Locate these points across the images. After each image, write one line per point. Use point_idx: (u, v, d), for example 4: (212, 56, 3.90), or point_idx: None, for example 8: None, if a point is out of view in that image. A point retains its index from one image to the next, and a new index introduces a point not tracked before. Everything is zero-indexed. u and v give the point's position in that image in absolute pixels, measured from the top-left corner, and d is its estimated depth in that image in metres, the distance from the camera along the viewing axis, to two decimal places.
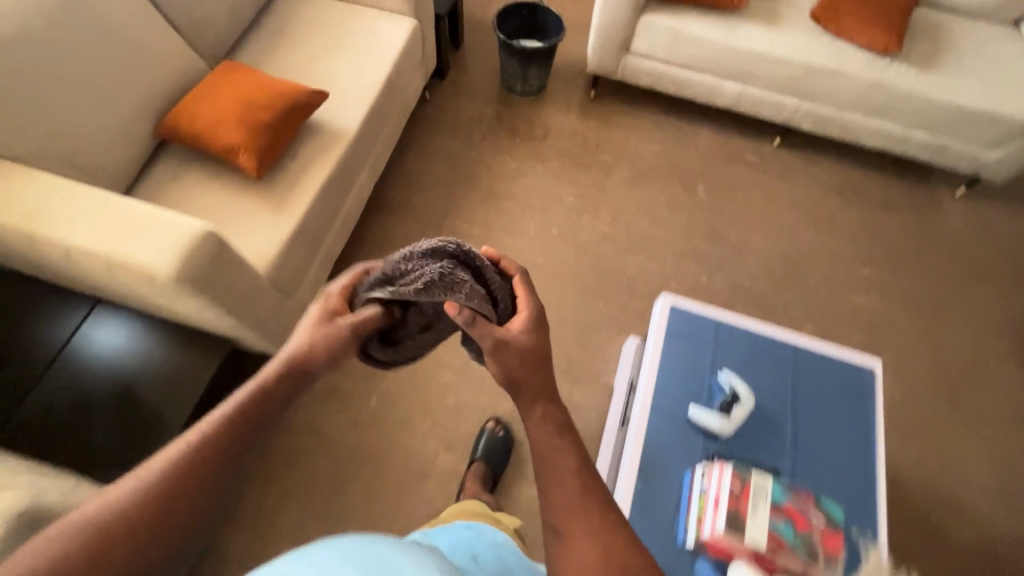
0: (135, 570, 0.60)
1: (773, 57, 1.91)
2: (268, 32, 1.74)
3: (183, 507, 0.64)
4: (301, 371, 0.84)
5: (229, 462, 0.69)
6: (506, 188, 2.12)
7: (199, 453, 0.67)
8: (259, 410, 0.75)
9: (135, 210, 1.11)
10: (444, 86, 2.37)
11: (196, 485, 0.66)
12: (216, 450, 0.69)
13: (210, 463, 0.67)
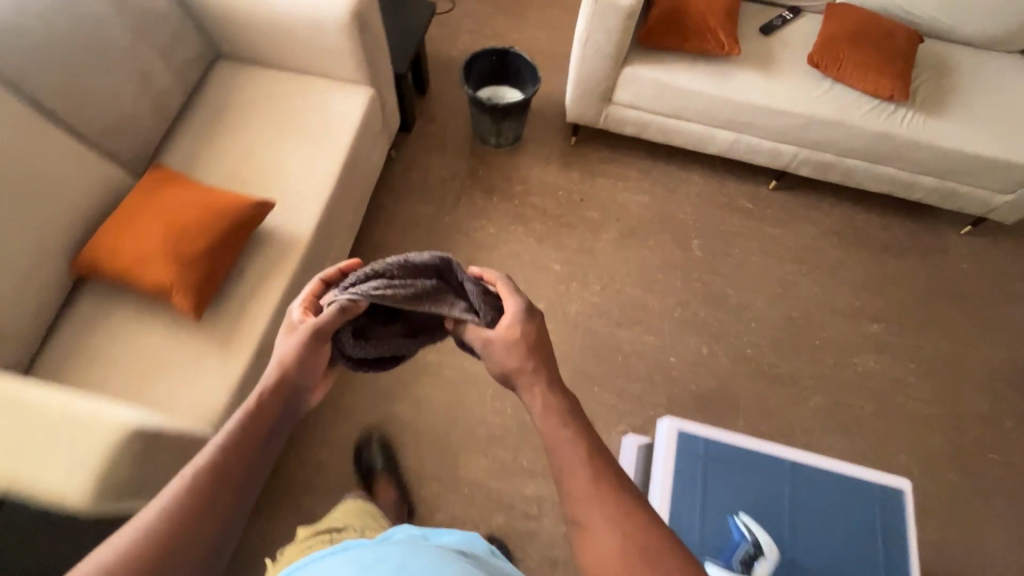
0: None
1: (769, 108, 1.75)
2: (203, 118, 1.53)
3: (186, 547, 0.70)
4: (282, 398, 0.89)
5: (220, 500, 0.75)
6: (486, 258, 1.95)
7: (194, 493, 0.74)
8: (247, 441, 0.81)
9: (48, 413, 0.94)
10: (411, 140, 2.16)
11: (200, 520, 0.72)
12: (210, 486, 0.75)
13: (207, 501, 0.74)
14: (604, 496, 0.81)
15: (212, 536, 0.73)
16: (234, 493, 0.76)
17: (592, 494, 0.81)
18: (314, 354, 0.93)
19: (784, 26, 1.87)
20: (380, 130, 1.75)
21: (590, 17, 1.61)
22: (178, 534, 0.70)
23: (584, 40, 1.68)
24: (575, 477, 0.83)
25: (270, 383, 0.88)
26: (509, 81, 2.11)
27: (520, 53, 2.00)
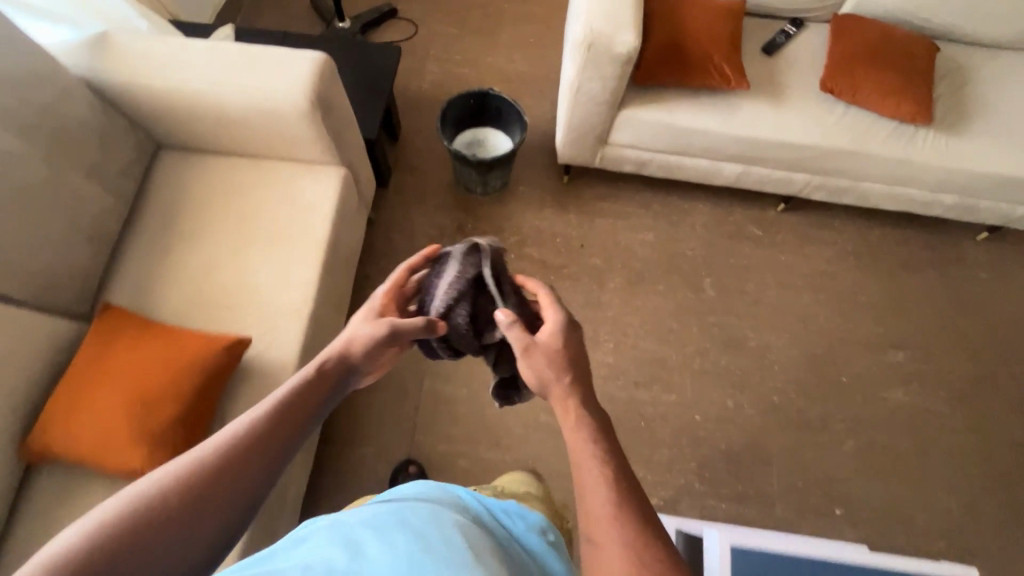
0: (184, 523, 0.65)
1: (781, 141, 1.60)
2: (153, 231, 1.32)
3: (234, 484, 0.71)
4: (335, 373, 0.93)
5: (272, 450, 0.77)
6: None
7: (243, 443, 0.75)
8: (297, 407, 0.84)
9: None
10: (389, 197, 1.97)
11: (244, 471, 0.73)
12: (266, 434, 0.78)
13: (252, 452, 0.75)
14: (620, 525, 0.76)
15: (248, 491, 0.72)
16: (277, 455, 0.77)
17: (606, 515, 0.77)
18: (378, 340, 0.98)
19: (788, 42, 1.71)
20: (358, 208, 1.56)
21: (583, 65, 1.42)
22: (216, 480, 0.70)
23: (575, 89, 1.50)
24: (593, 500, 0.79)
25: (332, 355, 0.93)
26: (493, 122, 1.92)
27: (503, 95, 1.81)
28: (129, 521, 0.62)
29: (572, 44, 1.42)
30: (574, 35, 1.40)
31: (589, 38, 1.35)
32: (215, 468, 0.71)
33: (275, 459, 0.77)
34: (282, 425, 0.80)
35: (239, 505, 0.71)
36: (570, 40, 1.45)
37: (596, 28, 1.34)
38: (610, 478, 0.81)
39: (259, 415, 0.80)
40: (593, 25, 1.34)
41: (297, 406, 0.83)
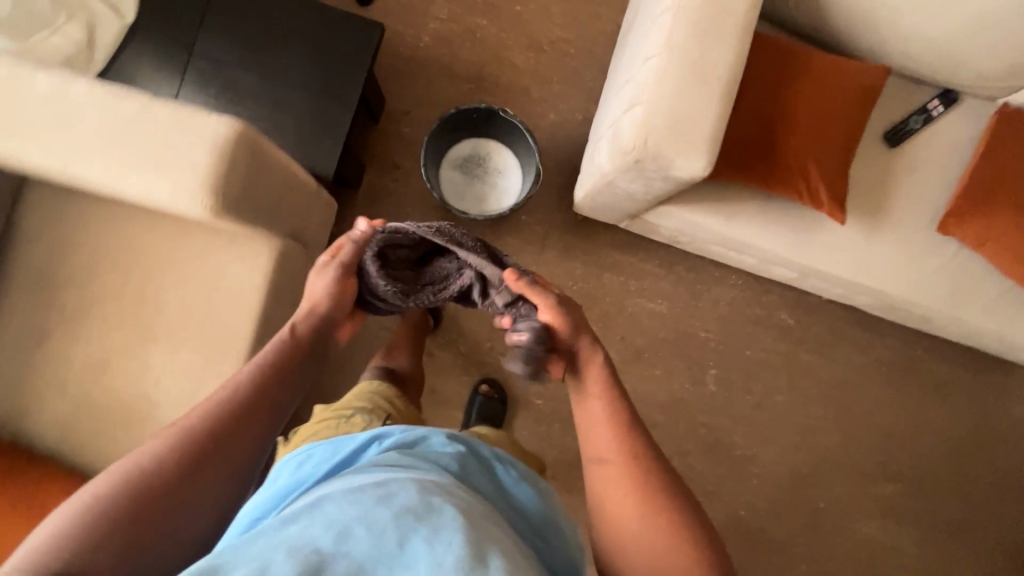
0: (180, 498, 0.67)
1: (856, 281, 1.22)
2: (22, 309, 1.04)
3: (219, 462, 0.71)
4: (311, 339, 0.86)
5: (253, 419, 0.75)
6: (456, 385, 1.61)
7: (210, 435, 0.71)
8: (267, 388, 0.78)
9: None
10: (360, 204, 1.60)
11: (230, 445, 0.72)
12: (242, 404, 0.75)
13: (218, 445, 0.71)
14: (624, 443, 0.86)
15: (215, 495, 0.70)
16: (262, 426, 0.76)
17: (610, 435, 0.86)
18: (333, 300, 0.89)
19: (925, 128, 1.22)
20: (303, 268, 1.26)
21: (621, 172, 0.99)
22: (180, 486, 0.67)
23: (604, 183, 1.08)
24: (600, 432, 0.87)
25: (301, 320, 0.86)
26: (518, 150, 1.47)
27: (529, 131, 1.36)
28: (97, 522, 0.62)
29: (615, 137, 0.98)
30: (622, 127, 0.95)
31: (638, 149, 0.92)
32: (178, 466, 0.68)
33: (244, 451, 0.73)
34: (251, 408, 0.75)
35: (230, 478, 0.71)
36: (614, 122, 0.99)
37: (653, 139, 0.90)
38: (614, 407, 0.88)
39: (228, 400, 0.74)
40: (649, 131, 0.90)
41: (274, 373, 0.79)
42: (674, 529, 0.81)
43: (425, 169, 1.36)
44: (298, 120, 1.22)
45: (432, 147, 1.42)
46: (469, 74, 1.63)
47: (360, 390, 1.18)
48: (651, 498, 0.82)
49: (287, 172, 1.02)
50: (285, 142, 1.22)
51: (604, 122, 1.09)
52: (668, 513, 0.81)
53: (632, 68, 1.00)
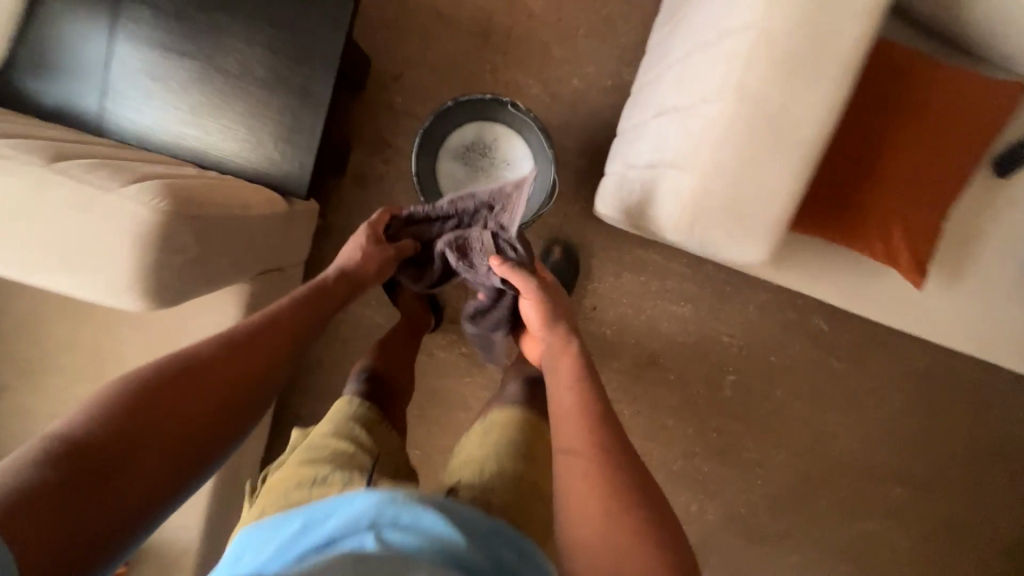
0: (193, 415, 0.65)
1: (922, 333, 1.03)
2: None
3: (236, 387, 0.70)
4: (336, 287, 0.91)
5: (277, 353, 0.76)
6: (458, 385, 1.54)
7: (238, 354, 0.71)
8: (299, 326, 0.81)
9: None
10: (350, 189, 1.39)
11: (252, 370, 0.72)
12: (267, 334, 0.76)
13: (245, 372, 0.71)
14: (594, 432, 0.71)
15: (221, 415, 0.67)
16: (281, 358, 0.76)
17: (579, 421, 0.73)
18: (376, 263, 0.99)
19: None
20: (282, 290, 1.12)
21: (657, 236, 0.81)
22: (202, 399, 0.66)
23: (633, 231, 0.90)
24: (564, 402, 0.77)
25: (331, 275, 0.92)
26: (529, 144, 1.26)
27: (542, 125, 1.17)
28: (121, 417, 0.60)
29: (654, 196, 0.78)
30: (665, 191, 0.76)
31: (685, 226, 0.74)
32: (204, 375, 0.67)
33: (262, 381, 0.73)
34: (279, 336, 0.77)
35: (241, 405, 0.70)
36: (653, 173, 0.79)
37: (706, 216, 0.72)
38: (584, 390, 0.78)
39: (256, 327, 0.76)
40: (704, 189, 0.71)
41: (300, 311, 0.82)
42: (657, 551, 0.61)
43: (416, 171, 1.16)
44: (263, 128, 1.00)
45: (430, 143, 1.23)
46: (476, 26, 1.33)
47: (338, 411, 0.86)
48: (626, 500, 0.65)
49: (248, 220, 0.85)
50: (249, 158, 1.01)
51: (638, 154, 0.87)
52: (648, 521, 0.63)
53: (682, 100, 0.77)
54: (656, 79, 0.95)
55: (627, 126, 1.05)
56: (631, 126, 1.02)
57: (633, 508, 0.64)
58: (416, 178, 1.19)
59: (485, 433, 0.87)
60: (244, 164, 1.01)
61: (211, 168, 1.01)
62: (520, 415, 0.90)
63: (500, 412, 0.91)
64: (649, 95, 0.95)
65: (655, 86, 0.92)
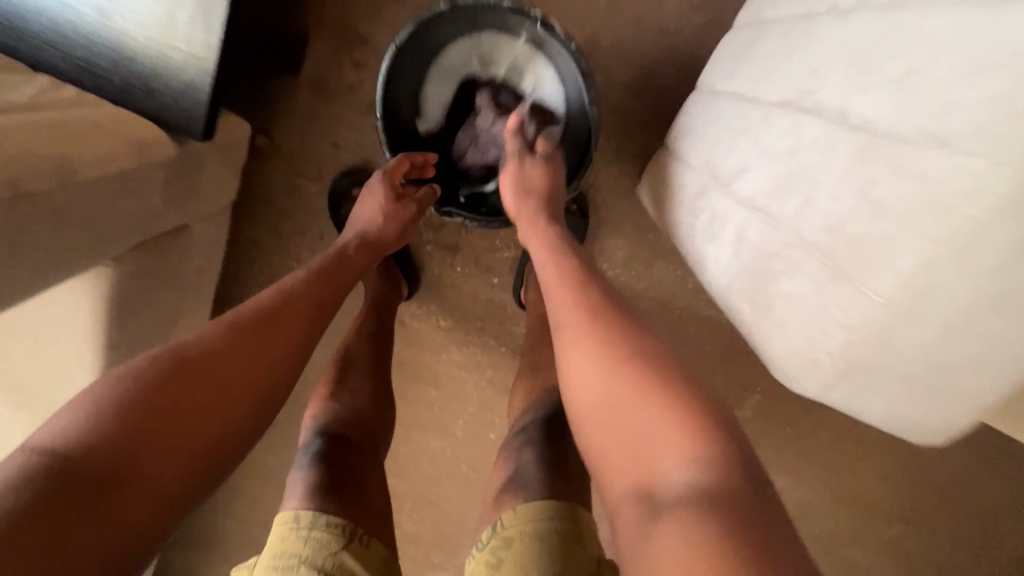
0: (202, 411, 0.49)
1: None
2: None
3: (254, 372, 0.53)
4: (361, 255, 0.74)
5: (299, 329, 0.59)
6: (430, 360, 1.28)
7: (260, 338, 0.55)
8: (326, 297, 0.64)
9: None
10: (309, 97, 1.02)
11: (274, 350, 0.56)
12: (288, 308, 0.59)
13: (267, 354, 0.55)
14: (623, 340, 0.53)
15: (238, 406, 0.52)
16: (308, 332, 0.60)
17: (593, 333, 0.54)
18: (397, 225, 0.81)
19: None
20: (191, 251, 0.81)
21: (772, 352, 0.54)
22: (223, 399, 0.51)
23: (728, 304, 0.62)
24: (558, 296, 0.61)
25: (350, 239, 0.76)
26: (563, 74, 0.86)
27: (582, 71, 0.79)
28: (118, 420, 0.45)
29: (784, 308, 0.50)
30: (801, 316, 0.47)
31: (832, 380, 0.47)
32: (213, 366, 0.51)
33: (290, 367, 0.57)
34: (301, 315, 0.60)
35: (255, 400, 0.53)
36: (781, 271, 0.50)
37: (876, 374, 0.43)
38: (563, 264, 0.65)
39: (275, 304, 0.59)
40: (886, 325, 0.40)
41: (329, 278, 0.66)
42: (682, 430, 0.44)
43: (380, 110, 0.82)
44: (128, 11, 0.61)
45: (410, 59, 0.84)
46: None
47: (291, 544, 0.57)
48: (634, 378, 0.49)
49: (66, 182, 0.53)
50: (114, 63, 0.63)
51: (736, 204, 0.56)
52: (668, 400, 0.46)
53: (832, 160, 0.43)
54: (779, 41, 0.57)
55: (720, 93, 0.69)
56: (724, 102, 0.65)
57: (646, 386, 0.48)
58: (379, 117, 0.83)
59: (496, 570, 0.62)
60: (109, 71, 0.64)
61: (65, 79, 0.64)
62: (542, 527, 0.64)
63: (511, 520, 0.66)
64: (761, 74, 0.58)
65: (776, 64, 0.55)
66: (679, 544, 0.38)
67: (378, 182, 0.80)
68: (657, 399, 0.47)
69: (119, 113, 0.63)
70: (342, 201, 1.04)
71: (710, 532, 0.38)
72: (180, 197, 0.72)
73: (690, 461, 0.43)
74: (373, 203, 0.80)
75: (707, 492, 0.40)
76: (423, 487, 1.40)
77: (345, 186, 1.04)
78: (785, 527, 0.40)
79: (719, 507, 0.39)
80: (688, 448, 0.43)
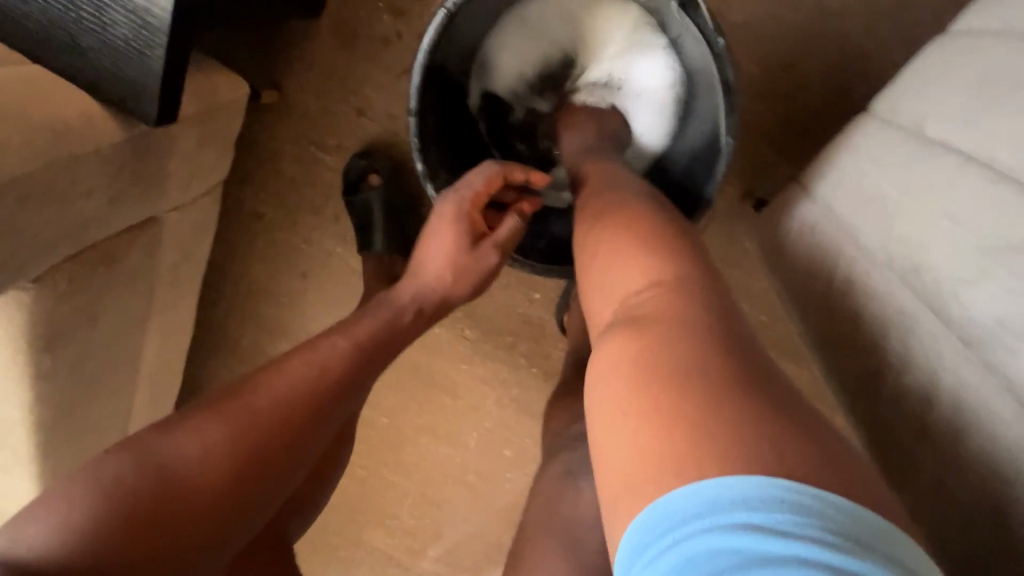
0: (193, 528, 0.40)
1: None
2: None
3: (260, 476, 0.43)
4: (419, 315, 0.57)
5: (325, 412, 0.47)
6: (450, 371, 1.07)
7: (277, 431, 0.44)
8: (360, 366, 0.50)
9: None
10: (337, 46, 0.80)
11: (286, 445, 0.44)
12: (320, 387, 0.47)
13: (279, 450, 0.44)
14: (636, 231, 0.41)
15: (236, 519, 0.42)
16: (332, 413, 0.48)
17: (595, 210, 0.46)
18: (471, 281, 0.60)
19: None
20: (152, 239, 0.60)
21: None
22: (210, 514, 0.40)
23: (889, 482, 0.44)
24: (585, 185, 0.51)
25: (405, 295, 0.58)
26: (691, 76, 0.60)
27: (724, 83, 0.52)
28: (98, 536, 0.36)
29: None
30: None
31: None
32: (208, 471, 0.41)
33: (302, 459, 0.46)
34: (330, 395, 0.47)
35: (254, 507, 0.43)
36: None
37: None
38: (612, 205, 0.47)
39: (304, 384, 0.46)
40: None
41: (368, 344, 0.52)
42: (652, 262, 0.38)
43: (415, 101, 0.58)
44: None
45: (463, 31, 0.60)
46: None
47: None
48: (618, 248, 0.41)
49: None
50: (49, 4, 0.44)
51: (989, 394, 0.36)
52: (655, 258, 0.38)
53: None
54: None
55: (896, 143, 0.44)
56: (913, 176, 0.42)
57: (620, 247, 0.41)
58: (413, 109, 0.59)
59: None
60: (44, 15, 0.45)
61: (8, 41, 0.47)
62: None
63: None
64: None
65: None
66: (623, 376, 0.33)
67: (455, 212, 0.57)
68: (625, 254, 0.40)
69: (46, 80, 0.45)
70: (356, 187, 0.83)
71: (656, 359, 0.32)
72: (135, 194, 0.52)
73: (638, 294, 0.37)
74: (442, 248, 0.58)
75: (682, 335, 0.33)
76: (428, 489, 1.09)
77: (360, 169, 0.83)
78: (744, 351, 0.33)
79: (665, 332, 0.33)
80: (643, 286, 0.37)
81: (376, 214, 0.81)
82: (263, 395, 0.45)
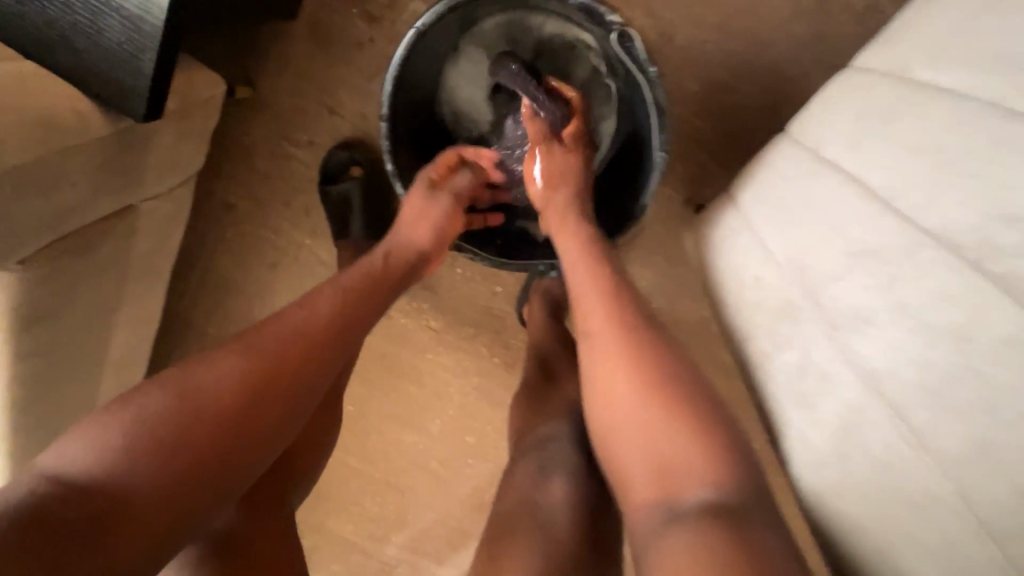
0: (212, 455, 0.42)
1: None
2: None
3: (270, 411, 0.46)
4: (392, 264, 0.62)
5: (325, 358, 0.50)
6: (416, 360, 1.12)
7: (286, 374, 0.47)
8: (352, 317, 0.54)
9: None
10: (312, 48, 0.84)
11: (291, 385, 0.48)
12: (316, 335, 0.50)
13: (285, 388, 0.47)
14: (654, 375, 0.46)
15: (251, 450, 0.45)
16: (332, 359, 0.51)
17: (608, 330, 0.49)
18: (431, 230, 0.64)
19: None
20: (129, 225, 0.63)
21: (854, 552, 0.45)
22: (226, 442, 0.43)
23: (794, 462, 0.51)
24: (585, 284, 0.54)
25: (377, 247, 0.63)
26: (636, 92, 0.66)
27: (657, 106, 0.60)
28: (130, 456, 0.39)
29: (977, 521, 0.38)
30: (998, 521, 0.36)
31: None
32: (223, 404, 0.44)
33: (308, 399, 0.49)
34: (328, 340, 0.51)
35: (266, 440, 0.46)
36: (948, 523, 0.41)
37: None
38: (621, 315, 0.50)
39: (300, 328, 0.50)
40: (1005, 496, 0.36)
41: (359, 299, 0.56)
42: (686, 430, 0.42)
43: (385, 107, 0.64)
44: None
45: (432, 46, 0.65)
46: None
47: None
48: (655, 403, 0.44)
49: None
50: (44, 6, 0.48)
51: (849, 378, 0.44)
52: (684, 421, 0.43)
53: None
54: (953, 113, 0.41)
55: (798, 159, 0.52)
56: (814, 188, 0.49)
57: (653, 398, 0.44)
58: (385, 114, 0.64)
59: None
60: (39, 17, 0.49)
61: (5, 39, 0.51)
62: None
63: None
64: (896, 178, 0.43)
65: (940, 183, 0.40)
66: (686, 555, 0.37)
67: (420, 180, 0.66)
68: (677, 420, 0.43)
69: (37, 77, 0.49)
70: (333, 178, 0.87)
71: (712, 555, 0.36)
72: (117, 185, 0.56)
73: (703, 486, 0.40)
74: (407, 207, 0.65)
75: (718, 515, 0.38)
76: (392, 475, 1.14)
77: (341, 161, 0.87)
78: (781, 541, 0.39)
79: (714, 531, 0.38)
80: (706, 470, 0.41)
81: (354, 205, 0.86)
82: (268, 339, 0.48)
